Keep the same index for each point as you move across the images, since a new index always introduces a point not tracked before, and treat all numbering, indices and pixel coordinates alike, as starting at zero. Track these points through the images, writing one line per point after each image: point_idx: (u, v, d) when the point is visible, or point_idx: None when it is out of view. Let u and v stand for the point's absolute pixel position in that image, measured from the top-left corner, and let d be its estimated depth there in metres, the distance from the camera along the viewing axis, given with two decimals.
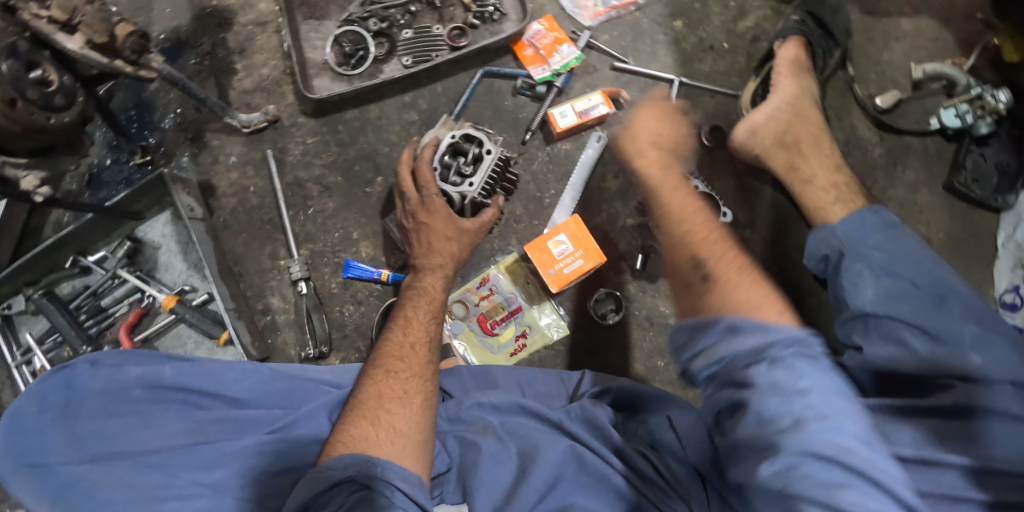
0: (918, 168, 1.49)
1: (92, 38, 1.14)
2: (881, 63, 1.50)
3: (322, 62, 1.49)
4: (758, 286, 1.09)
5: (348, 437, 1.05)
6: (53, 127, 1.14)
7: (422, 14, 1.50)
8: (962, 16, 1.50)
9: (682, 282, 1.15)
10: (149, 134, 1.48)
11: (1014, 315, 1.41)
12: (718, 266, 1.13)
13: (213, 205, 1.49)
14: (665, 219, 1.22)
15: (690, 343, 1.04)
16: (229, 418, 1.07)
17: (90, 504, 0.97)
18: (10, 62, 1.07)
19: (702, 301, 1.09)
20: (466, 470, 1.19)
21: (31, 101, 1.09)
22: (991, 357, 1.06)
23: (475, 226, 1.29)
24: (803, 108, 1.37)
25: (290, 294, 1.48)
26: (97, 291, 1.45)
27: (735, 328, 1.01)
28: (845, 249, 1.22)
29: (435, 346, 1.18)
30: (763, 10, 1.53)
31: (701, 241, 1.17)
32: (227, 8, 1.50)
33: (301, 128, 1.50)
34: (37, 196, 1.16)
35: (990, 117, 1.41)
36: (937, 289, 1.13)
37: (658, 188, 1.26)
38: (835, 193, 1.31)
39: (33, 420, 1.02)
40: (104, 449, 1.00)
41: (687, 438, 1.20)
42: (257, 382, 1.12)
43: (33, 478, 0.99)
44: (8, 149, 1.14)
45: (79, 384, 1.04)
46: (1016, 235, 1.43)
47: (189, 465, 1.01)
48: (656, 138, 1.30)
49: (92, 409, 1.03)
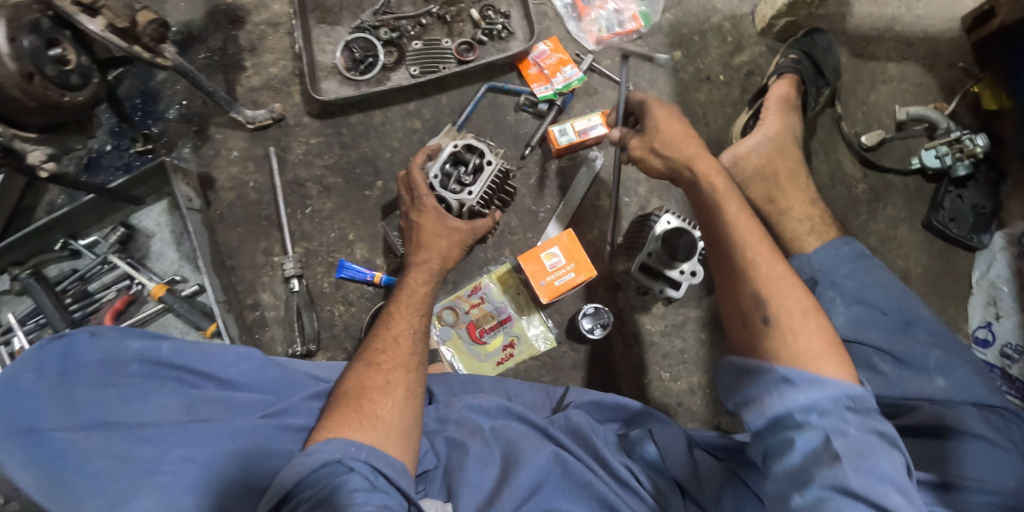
0: (899, 205, 1.55)
1: (114, 22, 1.15)
2: (867, 104, 1.57)
3: (331, 66, 1.52)
4: (820, 331, 1.02)
5: (331, 422, 1.06)
6: (68, 104, 1.16)
7: (432, 27, 1.54)
8: (945, 64, 1.57)
9: (738, 319, 1.08)
10: (153, 123, 1.49)
11: (987, 351, 1.48)
12: (784, 311, 1.04)
13: (211, 198, 1.49)
14: (715, 243, 1.13)
15: (740, 387, 1.03)
16: (223, 399, 1.07)
17: (79, 473, 0.95)
18: (33, 38, 1.11)
19: (759, 348, 1.04)
20: (452, 470, 1.20)
21: (48, 77, 1.12)
22: (955, 380, 1.15)
23: (468, 226, 1.29)
24: (783, 144, 1.41)
25: (282, 291, 1.48)
26: (85, 275, 1.43)
27: (788, 381, 0.98)
28: (819, 276, 1.26)
29: (418, 337, 1.19)
30: (759, 46, 1.60)
31: (766, 281, 1.06)
32: (241, 7, 1.53)
33: (304, 128, 1.52)
34: (42, 171, 1.14)
35: (967, 160, 1.47)
36: (905, 315, 1.21)
37: (710, 205, 1.14)
38: (810, 224, 1.34)
39: (23, 386, 0.98)
40: (98, 418, 0.99)
41: (667, 450, 1.22)
42: (251, 367, 1.11)
43: (23, 445, 0.95)
44: (21, 123, 1.15)
45: (76, 354, 1.02)
46: (990, 273, 1.50)
47: (185, 442, 1.00)
48: (689, 132, 1.20)
49: (86, 380, 1.01)
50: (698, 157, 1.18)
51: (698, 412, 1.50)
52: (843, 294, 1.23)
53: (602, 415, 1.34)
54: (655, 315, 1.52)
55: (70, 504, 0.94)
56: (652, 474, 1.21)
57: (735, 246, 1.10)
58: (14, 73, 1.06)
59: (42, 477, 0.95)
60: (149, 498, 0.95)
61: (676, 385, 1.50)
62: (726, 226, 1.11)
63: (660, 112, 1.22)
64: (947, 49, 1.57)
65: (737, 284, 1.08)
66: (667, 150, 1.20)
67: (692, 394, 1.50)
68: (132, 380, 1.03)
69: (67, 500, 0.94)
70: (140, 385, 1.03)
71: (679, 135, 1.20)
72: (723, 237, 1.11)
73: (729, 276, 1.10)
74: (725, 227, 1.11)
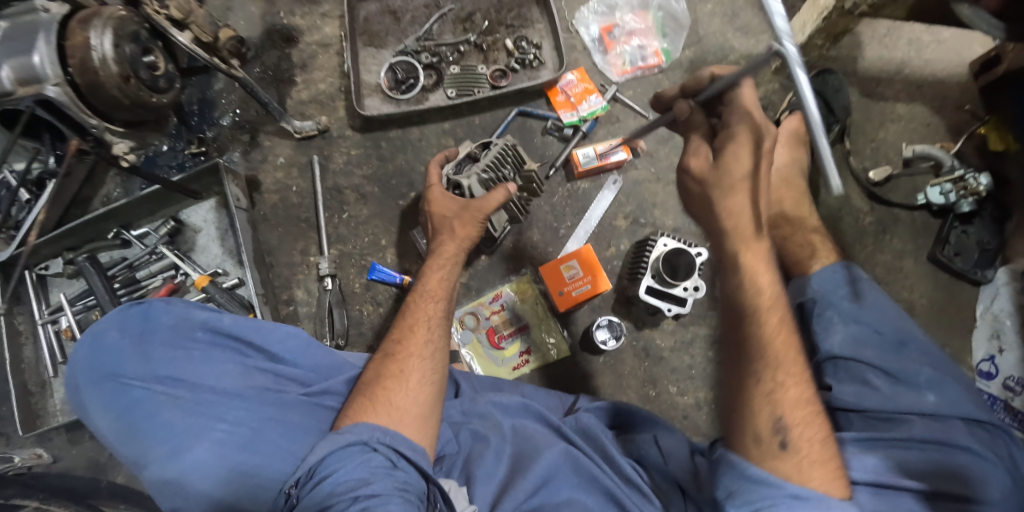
0: (905, 237, 1.62)
1: (201, 36, 1.33)
2: (876, 141, 1.65)
3: (375, 85, 1.65)
4: (828, 452, 1.04)
5: (351, 409, 1.14)
6: (155, 104, 1.28)
7: (469, 54, 1.66)
8: (953, 106, 1.65)
9: (750, 429, 1.05)
10: (207, 128, 1.62)
11: (989, 384, 1.52)
12: (804, 438, 1.03)
13: (256, 199, 1.62)
14: (744, 346, 1.09)
15: (741, 493, 1.03)
16: (272, 371, 1.16)
17: (151, 421, 1.07)
18: (133, 46, 1.23)
19: (769, 465, 1.03)
20: (472, 460, 1.28)
21: (142, 80, 1.24)
22: (944, 397, 1.20)
23: (478, 202, 1.31)
24: (788, 175, 1.53)
25: (315, 289, 1.58)
26: (134, 264, 1.56)
27: (798, 499, 1.00)
28: (817, 297, 1.36)
29: (436, 326, 1.23)
30: (773, 84, 1.69)
31: (792, 403, 1.05)
32: (295, 28, 1.67)
33: (347, 140, 1.64)
34: (124, 162, 1.25)
35: (971, 198, 1.54)
36: (899, 335, 1.27)
37: (752, 308, 1.09)
38: (811, 249, 1.44)
39: (112, 341, 1.12)
40: (169, 374, 1.10)
41: (669, 452, 1.29)
42: (298, 344, 1.19)
43: (108, 391, 1.09)
44: (110, 117, 1.23)
45: (154, 316, 1.14)
46: (993, 307, 1.55)
47: (237, 406, 1.09)
48: (751, 204, 1.11)
49: (163, 340, 1.13)
50: (752, 246, 1.11)
51: (703, 426, 1.56)
52: (841, 314, 1.32)
53: (611, 420, 1.41)
54: (666, 332, 1.59)
55: (141, 448, 1.07)
56: (655, 475, 1.29)
57: (769, 355, 1.07)
58: (115, 74, 1.18)
59: (119, 421, 1.08)
60: (205, 452, 1.06)
61: (683, 398, 1.57)
62: (762, 332, 1.08)
63: (745, 154, 1.11)
64: (956, 92, 1.65)
65: (761, 399, 1.06)
66: (724, 226, 1.12)
67: (698, 408, 1.56)
68: (199, 346, 1.14)
69: (139, 445, 1.07)
70: (205, 350, 1.14)
71: (736, 211, 1.11)
72: (756, 346, 1.08)
73: (751, 385, 1.07)
74: (760, 335, 1.08)
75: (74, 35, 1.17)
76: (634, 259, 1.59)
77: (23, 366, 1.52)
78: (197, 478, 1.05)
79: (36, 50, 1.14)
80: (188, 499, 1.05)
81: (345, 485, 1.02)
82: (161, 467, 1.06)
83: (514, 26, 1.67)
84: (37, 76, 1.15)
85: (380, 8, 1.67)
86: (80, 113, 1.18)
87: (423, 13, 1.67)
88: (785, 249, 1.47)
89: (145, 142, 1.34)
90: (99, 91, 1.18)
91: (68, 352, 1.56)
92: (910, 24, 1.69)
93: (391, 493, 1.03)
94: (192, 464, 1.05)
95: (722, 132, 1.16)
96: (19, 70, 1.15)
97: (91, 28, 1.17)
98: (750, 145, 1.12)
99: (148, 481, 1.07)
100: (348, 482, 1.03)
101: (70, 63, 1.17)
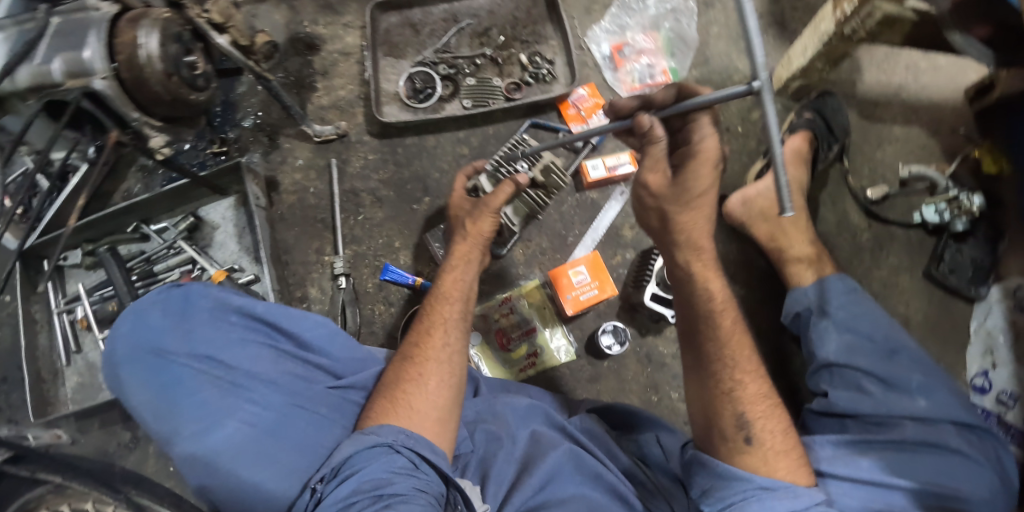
0: (901, 254, 1.68)
1: (238, 40, 1.37)
2: (874, 161, 1.72)
3: (394, 93, 1.71)
4: (790, 445, 1.10)
5: (374, 411, 1.15)
6: (194, 101, 1.32)
7: (485, 67, 1.73)
8: (948, 129, 1.72)
9: (717, 428, 1.12)
10: (229, 129, 1.68)
11: (983, 398, 1.55)
12: (766, 431, 1.10)
13: (274, 199, 1.67)
14: (702, 350, 1.15)
15: (714, 490, 1.09)
16: (303, 359, 1.19)
17: (188, 400, 1.10)
18: (177, 46, 1.27)
19: (738, 461, 1.09)
20: (487, 460, 1.29)
21: (183, 79, 1.28)
22: (935, 401, 1.25)
23: (491, 198, 1.34)
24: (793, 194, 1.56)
25: (328, 287, 1.62)
26: (152, 257, 1.59)
27: (767, 490, 1.06)
28: (815, 307, 1.42)
29: (453, 327, 1.24)
30: (775, 104, 1.77)
31: (751, 399, 1.11)
32: (318, 37, 1.74)
33: (364, 145, 1.70)
34: (159, 155, 1.32)
35: (965, 217, 1.59)
36: (890, 345, 1.33)
37: (705, 313, 1.16)
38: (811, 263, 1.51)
39: (154, 318, 1.14)
40: (207, 354, 1.13)
41: (670, 449, 1.33)
42: (327, 334, 1.22)
43: (148, 367, 1.12)
44: (150, 111, 1.28)
45: (193, 297, 1.17)
46: (987, 323, 1.58)
47: (269, 391, 1.13)
48: (703, 215, 1.16)
49: (201, 320, 1.15)
50: (702, 254, 1.18)
51: None
52: (836, 324, 1.37)
53: (613, 420, 1.43)
54: (669, 339, 1.63)
55: (176, 424, 1.10)
56: (656, 472, 1.33)
57: (725, 355, 1.14)
58: (159, 72, 1.22)
59: (158, 397, 1.11)
60: (236, 432, 1.09)
61: (684, 404, 1.61)
62: (718, 334, 1.14)
63: (705, 172, 1.13)
64: (951, 116, 1.72)
65: (723, 398, 1.12)
66: (675, 238, 1.18)
67: None
68: (235, 329, 1.17)
69: (174, 421, 1.10)
70: (240, 333, 1.17)
71: (686, 225, 1.16)
72: (713, 350, 1.14)
73: (713, 387, 1.13)
74: (717, 338, 1.14)
75: (123, 33, 1.21)
76: (639, 268, 1.65)
77: (38, 354, 1.55)
78: (227, 456, 1.08)
79: (87, 45, 1.18)
80: (216, 476, 1.08)
81: (369, 483, 1.04)
82: (193, 443, 1.09)
83: (529, 42, 1.74)
84: (86, 70, 1.18)
85: (400, 21, 1.75)
86: (123, 107, 1.22)
87: (442, 27, 1.75)
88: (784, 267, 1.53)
89: (179, 136, 1.38)
90: (143, 87, 1.22)
91: (82, 342, 1.60)
92: (907, 51, 1.77)
93: (414, 492, 1.04)
94: (224, 442, 1.08)
95: (684, 147, 1.17)
96: (70, 63, 1.18)
97: (139, 27, 1.22)
98: (707, 163, 1.13)
99: (178, 456, 1.10)
100: (371, 481, 1.04)
101: (118, 59, 1.20)
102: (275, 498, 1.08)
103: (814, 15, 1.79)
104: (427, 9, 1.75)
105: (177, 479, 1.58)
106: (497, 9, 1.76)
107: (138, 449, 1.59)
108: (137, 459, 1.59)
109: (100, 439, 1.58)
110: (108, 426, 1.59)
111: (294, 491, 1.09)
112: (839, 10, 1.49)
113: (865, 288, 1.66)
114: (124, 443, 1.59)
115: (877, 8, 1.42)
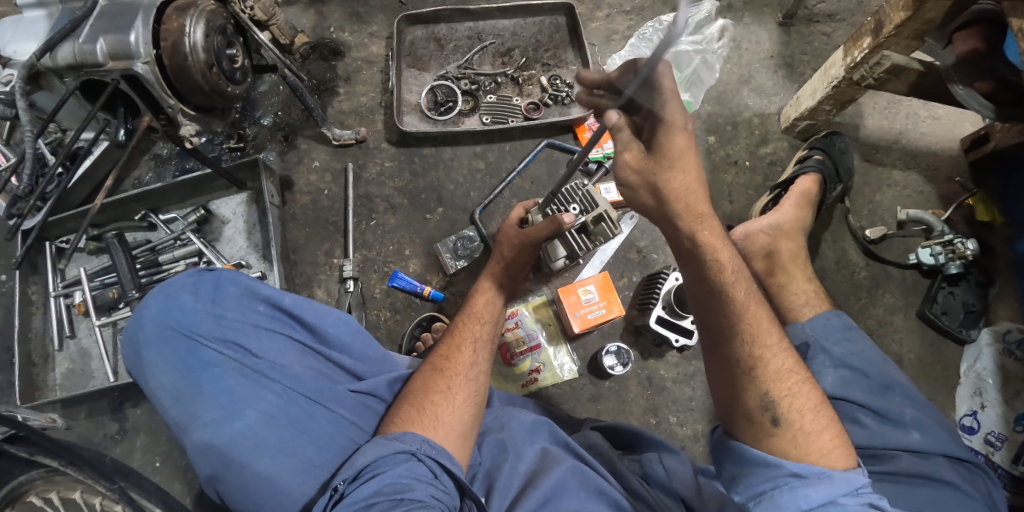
0: (896, 294, 1.73)
1: (278, 38, 1.56)
2: (873, 203, 1.79)
3: (415, 104, 1.75)
4: (821, 421, 1.08)
5: (399, 417, 1.15)
6: (230, 94, 1.32)
7: (505, 86, 1.77)
8: (944, 178, 1.79)
9: (742, 411, 1.10)
10: (250, 126, 1.71)
11: (972, 438, 1.58)
12: (795, 410, 1.08)
13: (288, 198, 1.68)
14: (706, 327, 1.13)
15: (744, 478, 1.09)
16: (324, 355, 1.18)
17: (214, 386, 1.10)
18: (219, 38, 1.28)
19: (766, 443, 1.08)
20: (495, 472, 1.25)
21: (222, 71, 1.29)
22: (928, 435, 1.24)
23: (533, 231, 1.36)
24: (790, 229, 1.56)
25: (334, 290, 1.62)
26: (157, 247, 1.57)
27: (799, 477, 1.04)
28: (811, 341, 1.35)
29: (482, 347, 1.25)
30: (782, 142, 1.82)
31: (769, 375, 1.09)
32: (344, 44, 1.79)
33: (382, 152, 1.72)
34: (188, 143, 1.30)
35: (959, 261, 1.65)
36: (885, 379, 1.30)
37: (702, 286, 1.12)
38: (805, 298, 1.47)
39: (186, 302, 1.15)
40: (235, 340, 1.13)
41: (674, 470, 1.26)
42: (347, 330, 1.21)
43: (177, 350, 1.12)
44: (185, 99, 1.27)
45: (224, 284, 1.18)
46: (976, 365, 1.62)
47: (292, 385, 1.13)
48: (693, 186, 1.12)
49: (231, 306, 1.16)
50: (705, 221, 1.13)
51: (699, 458, 1.59)
52: (832, 359, 1.33)
53: (617, 441, 1.39)
54: (671, 364, 1.65)
55: (197, 409, 1.10)
56: (659, 494, 1.26)
57: (729, 329, 1.11)
58: (201, 62, 1.23)
59: (183, 381, 1.11)
60: (256, 422, 1.09)
61: (681, 429, 1.61)
62: (721, 309, 1.11)
63: (677, 137, 1.10)
64: (947, 165, 1.80)
65: (738, 375, 1.10)
66: (675, 208, 1.13)
67: (695, 440, 1.60)
68: (262, 319, 1.17)
69: (194, 406, 1.10)
70: (267, 324, 1.17)
71: (678, 197, 1.12)
72: (724, 325, 1.11)
73: (724, 366, 1.11)
74: (732, 306, 1.11)
75: (169, 20, 1.22)
76: (643, 291, 1.67)
77: (30, 336, 1.52)
78: (246, 446, 1.08)
79: (133, 29, 1.19)
80: (232, 466, 1.07)
81: (391, 487, 1.03)
82: (211, 431, 1.09)
83: (549, 65, 1.79)
84: (129, 53, 1.19)
85: (426, 35, 1.80)
86: (161, 91, 1.23)
87: (466, 44, 1.80)
88: (773, 299, 1.50)
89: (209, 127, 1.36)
90: (184, 75, 1.23)
91: (77, 327, 1.56)
92: (908, 100, 1.86)
93: (434, 501, 1.03)
94: (243, 431, 1.08)
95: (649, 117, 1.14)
96: (113, 45, 1.19)
97: (186, 16, 1.22)
98: (677, 126, 1.10)
99: (194, 444, 1.09)
100: (393, 485, 1.03)
101: (163, 45, 1.21)
102: (293, 493, 1.08)
103: (821, 60, 1.88)
104: (453, 26, 1.81)
105: (162, 476, 1.52)
106: (520, 31, 1.81)
107: (125, 441, 1.54)
108: (121, 452, 1.53)
109: (86, 428, 1.54)
110: (95, 416, 1.55)
111: (311, 487, 1.08)
112: (850, 57, 1.53)
113: (861, 325, 1.70)
114: (111, 434, 1.54)
115: (886, 57, 1.45)
